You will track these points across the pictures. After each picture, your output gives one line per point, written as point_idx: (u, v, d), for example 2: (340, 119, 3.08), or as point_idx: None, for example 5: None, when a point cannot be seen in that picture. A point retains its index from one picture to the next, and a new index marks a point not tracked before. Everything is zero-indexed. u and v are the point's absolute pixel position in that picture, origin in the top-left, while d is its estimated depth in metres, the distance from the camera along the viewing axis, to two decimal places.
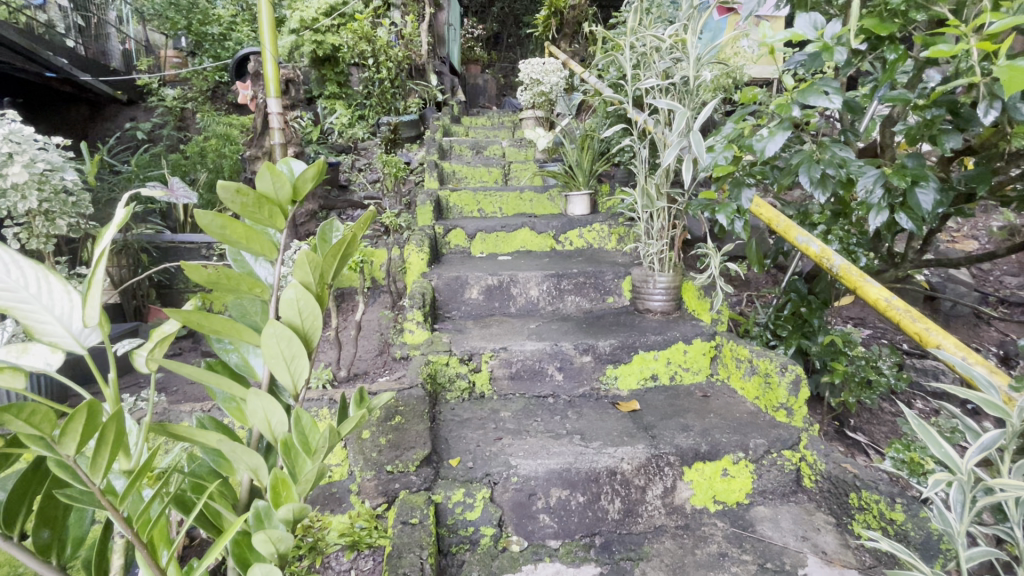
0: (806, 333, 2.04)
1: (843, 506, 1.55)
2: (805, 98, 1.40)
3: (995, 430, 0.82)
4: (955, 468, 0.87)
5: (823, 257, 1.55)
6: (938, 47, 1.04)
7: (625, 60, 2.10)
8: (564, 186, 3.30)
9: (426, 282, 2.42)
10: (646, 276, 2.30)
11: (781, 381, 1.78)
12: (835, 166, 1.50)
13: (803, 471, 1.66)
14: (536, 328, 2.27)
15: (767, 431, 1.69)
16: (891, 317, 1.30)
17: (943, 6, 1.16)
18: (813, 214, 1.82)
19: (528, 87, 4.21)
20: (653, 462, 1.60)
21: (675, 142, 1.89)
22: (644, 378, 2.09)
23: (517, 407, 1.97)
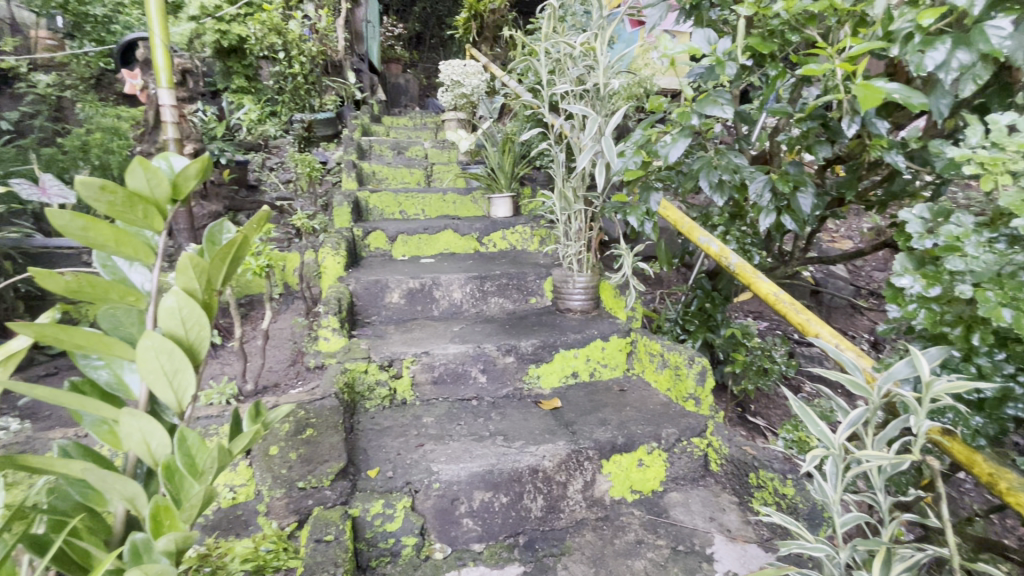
0: (711, 327, 2.19)
1: (744, 486, 1.68)
2: (702, 108, 1.51)
3: (860, 407, 0.92)
4: (828, 444, 0.97)
5: (721, 256, 1.67)
6: (810, 66, 1.15)
7: (540, 66, 2.15)
8: (487, 188, 3.30)
9: (343, 287, 2.32)
10: (566, 276, 2.37)
11: (689, 372, 1.91)
12: (730, 172, 1.63)
13: (710, 456, 1.78)
14: (459, 331, 2.26)
15: (677, 420, 1.79)
16: (779, 310, 1.42)
17: (813, 29, 1.29)
18: (713, 216, 1.97)
19: (448, 87, 4.20)
20: (573, 458, 1.64)
21: (589, 146, 1.96)
22: (565, 375, 2.14)
23: (440, 412, 1.94)
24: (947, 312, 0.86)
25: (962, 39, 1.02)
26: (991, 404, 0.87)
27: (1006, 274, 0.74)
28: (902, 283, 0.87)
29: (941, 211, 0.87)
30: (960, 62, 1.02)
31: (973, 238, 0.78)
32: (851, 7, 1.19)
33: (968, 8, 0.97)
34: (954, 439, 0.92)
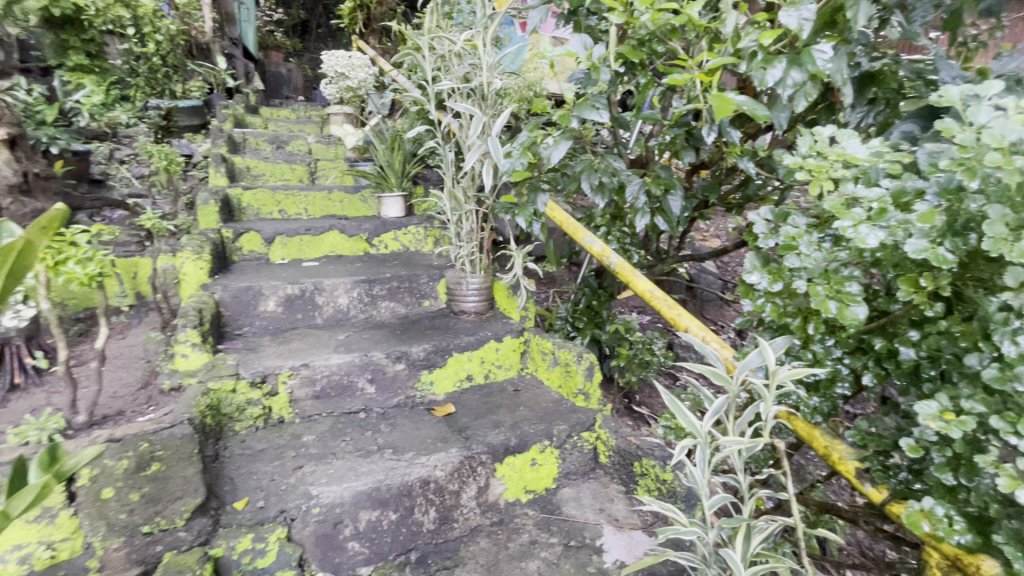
0: (598, 323, 2.28)
1: (629, 474, 1.76)
2: (580, 112, 1.54)
3: (721, 396, 0.99)
4: (695, 432, 1.03)
5: (602, 256, 1.73)
6: (673, 76, 1.22)
7: (424, 61, 2.08)
8: (376, 187, 3.15)
9: (207, 295, 2.07)
10: (458, 278, 2.32)
11: (578, 368, 1.97)
12: (609, 174, 1.69)
13: (599, 449, 1.84)
14: (345, 339, 2.11)
15: (568, 416, 1.84)
16: (655, 306, 1.50)
17: (676, 42, 1.37)
18: (596, 217, 2.04)
19: (332, 79, 3.94)
20: (466, 464, 1.60)
21: (476, 145, 1.95)
22: (459, 380, 2.09)
23: (323, 428, 1.79)
24: (788, 305, 0.94)
25: (794, 59, 1.14)
26: (824, 385, 0.98)
27: (832, 269, 0.82)
28: (752, 280, 0.92)
29: (780, 213, 0.93)
30: (793, 79, 1.14)
31: (806, 237, 0.85)
32: (706, 23, 1.28)
33: (798, 31, 1.09)
34: (794, 418, 1.06)
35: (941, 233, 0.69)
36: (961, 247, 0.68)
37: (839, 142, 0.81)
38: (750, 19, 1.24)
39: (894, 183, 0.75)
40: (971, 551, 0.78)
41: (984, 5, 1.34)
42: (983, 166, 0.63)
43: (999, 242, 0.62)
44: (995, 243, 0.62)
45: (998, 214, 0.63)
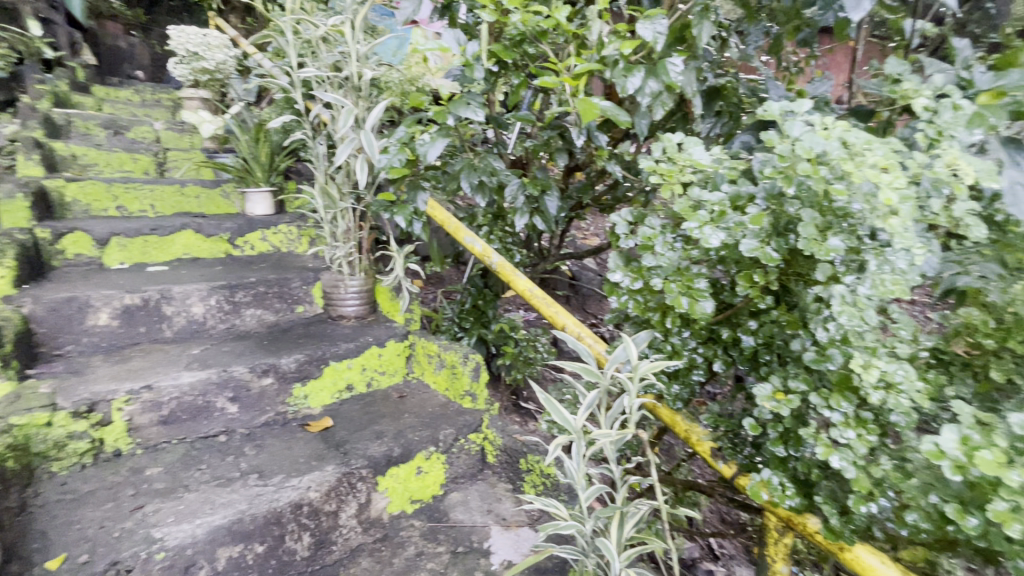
0: (484, 323, 2.28)
1: (516, 471, 1.78)
2: (455, 109, 1.51)
3: (592, 391, 1.02)
4: (570, 427, 1.05)
5: (483, 256, 1.72)
6: (544, 78, 1.24)
7: (287, 45, 1.91)
8: (239, 181, 2.83)
9: (10, 310, 1.69)
10: (335, 281, 2.17)
11: (464, 370, 1.95)
12: (488, 174, 1.68)
13: (486, 449, 1.83)
14: (200, 354, 1.86)
15: (454, 420, 1.81)
16: (534, 304, 1.52)
17: (545, 45, 1.40)
18: (478, 216, 2.03)
19: (182, 59, 3.38)
20: (344, 481, 1.49)
21: (349, 138, 1.83)
22: (337, 391, 1.95)
23: (172, 458, 1.56)
24: (648, 300, 0.99)
25: (651, 69, 1.22)
26: (682, 373, 1.06)
27: (684, 267, 0.88)
28: (615, 279, 0.96)
29: (639, 215, 0.97)
30: (651, 89, 1.22)
31: (661, 238, 0.91)
32: (573, 29, 1.32)
33: (653, 44, 1.16)
34: (659, 406, 1.14)
35: (768, 234, 0.77)
36: (783, 246, 0.77)
37: (686, 148, 0.87)
38: (613, 29, 1.30)
39: (731, 188, 0.83)
40: (799, 512, 0.89)
41: (801, 35, 1.56)
42: (797, 174, 0.71)
43: (811, 242, 0.70)
44: (808, 243, 0.71)
45: (810, 217, 0.71)
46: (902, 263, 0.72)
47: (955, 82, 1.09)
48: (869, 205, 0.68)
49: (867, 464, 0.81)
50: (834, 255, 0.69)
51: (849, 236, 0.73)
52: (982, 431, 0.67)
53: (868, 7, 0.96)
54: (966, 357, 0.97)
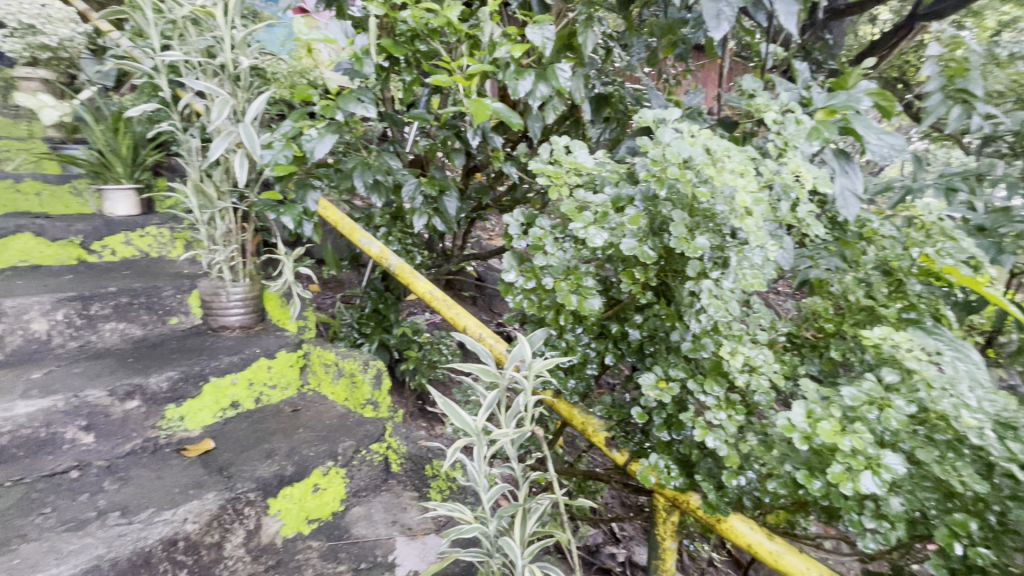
0: (385, 327, 2.20)
1: (421, 479, 1.74)
2: (344, 104, 1.43)
3: (492, 391, 1.01)
4: (470, 429, 1.03)
5: (381, 258, 1.66)
6: (437, 76, 1.21)
7: (147, 24, 1.69)
8: (95, 176, 2.46)
9: None
10: (215, 288, 1.97)
11: (364, 377, 1.87)
12: (383, 173, 1.62)
13: (390, 458, 1.77)
14: (42, 378, 1.59)
15: (354, 431, 1.73)
16: (434, 307, 1.49)
17: (436, 43, 1.39)
18: (375, 217, 1.96)
19: (15, 31, 2.86)
20: (228, 509, 1.36)
21: (225, 132, 1.66)
22: (220, 409, 1.76)
23: (6, 504, 1.30)
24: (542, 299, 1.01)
25: (541, 73, 1.26)
26: (576, 368, 1.10)
27: (573, 266, 0.91)
28: (509, 278, 0.97)
29: (530, 215, 1.00)
30: (541, 92, 1.25)
31: (550, 238, 0.93)
32: (466, 28, 1.31)
33: (542, 48, 1.19)
34: (558, 400, 1.16)
35: (645, 233, 0.82)
36: (659, 245, 0.83)
37: (572, 151, 0.90)
38: (504, 32, 1.31)
39: (613, 190, 0.87)
40: (682, 491, 0.95)
41: (678, 50, 1.69)
42: (667, 177, 0.77)
43: (681, 240, 0.76)
44: (679, 241, 0.76)
45: (680, 217, 0.77)
46: (759, 259, 0.80)
47: (798, 99, 1.25)
48: (730, 206, 0.75)
49: (737, 442, 0.88)
50: (700, 252, 0.75)
51: (714, 235, 0.79)
52: (823, 404, 0.77)
53: (728, 28, 1.05)
54: (814, 339, 1.11)
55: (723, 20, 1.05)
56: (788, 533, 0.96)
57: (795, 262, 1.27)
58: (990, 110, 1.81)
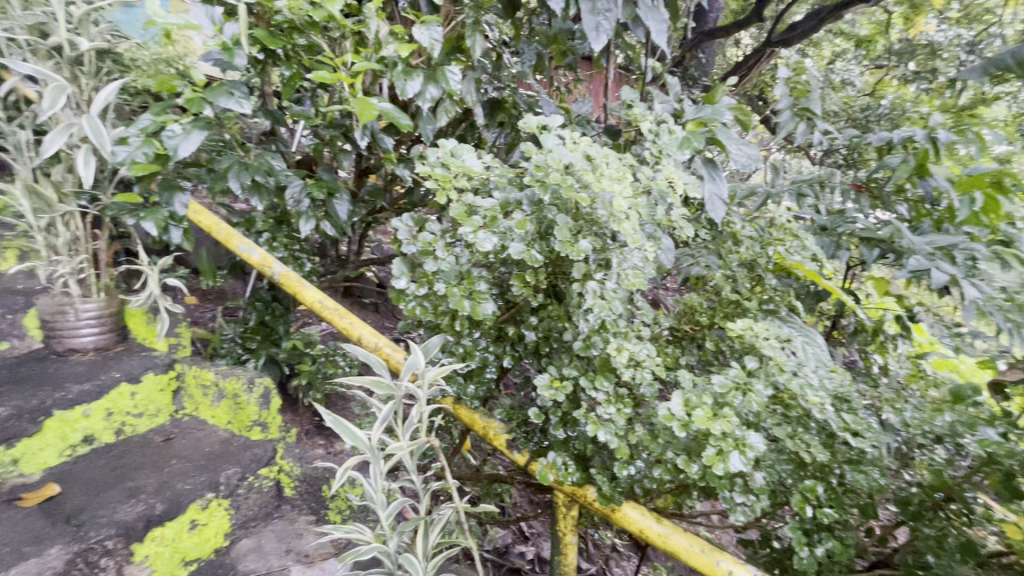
0: (274, 340, 2.04)
1: (319, 501, 1.58)
2: (213, 98, 1.30)
3: (387, 403, 0.95)
4: (366, 445, 0.97)
5: (264, 266, 1.53)
6: (318, 73, 1.14)
7: None
8: None
9: None
10: (60, 305, 1.68)
11: (250, 398, 1.71)
12: (264, 173, 1.50)
13: (282, 482, 1.60)
14: None
15: (239, 457, 1.59)
16: (326, 316, 1.40)
17: (318, 37, 1.31)
18: (257, 221, 1.80)
19: None
20: (78, 563, 1.19)
21: (64, 124, 1.42)
22: (69, 447, 1.49)
23: None
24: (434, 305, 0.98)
25: (430, 75, 1.24)
26: (475, 373, 1.09)
27: (465, 271, 0.91)
28: (399, 285, 0.94)
29: (420, 220, 0.98)
30: (431, 94, 1.23)
31: (441, 243, 0.92)
32: (350, 24, 1.25)
33: (430, 50, 1.17)
34: (460, 405, 1.13)
35: (533, 238, 0.83)
36: (545, 249, 0.85)
37: (460, 155, 0.90)
38: (390, 30, 1.27)
39: (501, 195, 0.88)
40: (580, 486, 0.98)
41: (567, 60, 1.76)
42: (550, 183, 0.79)
43: (566, 244, 0.79)
44: (564, 245, 0.79)
45: (564, 221, 0.80)
46: (637, 259, 0.85)
47: (672, 111, 1.36)
48: (608, 210, 0.79)
49: (626, 433, 0.93)
50: (584, 255, 0.78)
51: (596, 237, 0.83)
52: (697, 393, 0.84)
53: (606, 41, 1.11)
54: (692, 332, 1.19)
55: (602, 33, 1.10)
56: (676, 514, 1.03)
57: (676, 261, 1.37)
58: (826, 126, 2.11)
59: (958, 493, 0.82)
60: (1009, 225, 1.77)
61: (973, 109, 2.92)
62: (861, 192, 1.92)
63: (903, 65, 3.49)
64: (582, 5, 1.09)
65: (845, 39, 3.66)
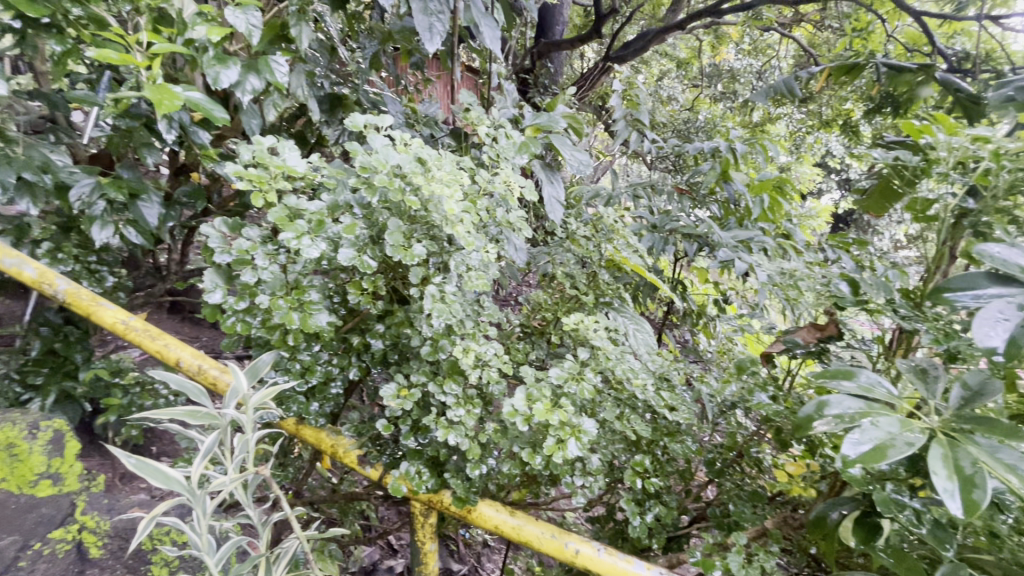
0: (69, 373, 1.67)
1: (139, 559, 1.31)
2: None
3: (210, 433, 0.83)
4: (184, 486, 0.83)
5: (42, 282, 1.24)
6: (103, 51, 0.95)
7: None
8: None
9: None
10: None
11: (34, 445, 1.39)
12: (35, 170, 1.23)
13: (86, 542, 1.31)
14: None
15: (17, 522, 1.24)
16: (132, 339, 1.15)
17: (102, 8, 1.10)
18: (33, 229, 1.46)
19: None
20: None
21: None
22: None
23: None
24: (256, 319, 0.88)
25: (250, 64, 1.11)
26: (318, 390, 0.99)
27: (291, 282, 0.84)
28: (213, 299, 0.83)
29: (236, 225, 0.88)
30: (253, 85, 1.10)
31: (261, 250, 0.83)
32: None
33: (247, 36, 1.04)
34: (305, 425, 1.01)
35: (365, 243, 0.80)
36: (379, 254, 0.82)
37: (279, 154, 0.83)
38: (198, 10, 1.11)
39: (329, 198, 0.83)
40: (435, 492, 0.95)
41: (413, 59, 1.72)
42: (378, 185, 0.77)
43: (398, 248, 0.77)
44: (397, 249, 0.77)
45: (395, 225, 0.78)
46: (475, 261, 0.86)
47: (513, 116, 1.41)
48: (441, 213, 0.79)
49: (476, 433, 0.93)
50: (418, 259, 0.77)
51: (431, 241, 0.83)
52: (537, 386, 0.88)
53: (441, 42, 1.11)
54: (541, 327, 1.25)
55: (435, 34, 1.10)
56: (532, 503, 1.06)
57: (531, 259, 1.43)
58: (654, 135, 2.39)
59: (746, 449, 0.98)
60: (787, 222, 2.18)
61: (764, 126, 3.53)
62: (683, 194, 2.20)
63: (712, 86, 4.10)
64: (413, 3, 1.08)
65: (668, 59, 4.19)
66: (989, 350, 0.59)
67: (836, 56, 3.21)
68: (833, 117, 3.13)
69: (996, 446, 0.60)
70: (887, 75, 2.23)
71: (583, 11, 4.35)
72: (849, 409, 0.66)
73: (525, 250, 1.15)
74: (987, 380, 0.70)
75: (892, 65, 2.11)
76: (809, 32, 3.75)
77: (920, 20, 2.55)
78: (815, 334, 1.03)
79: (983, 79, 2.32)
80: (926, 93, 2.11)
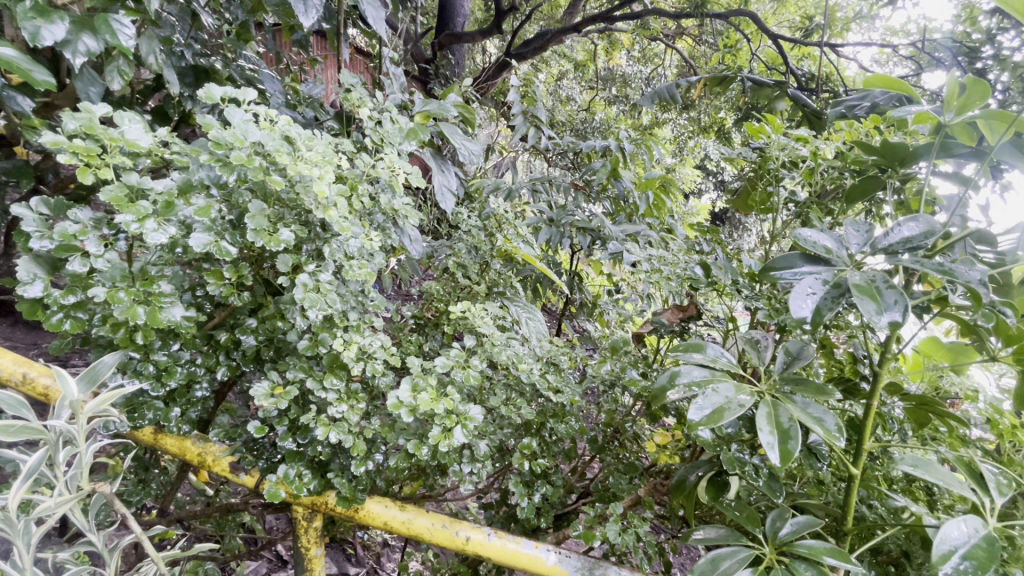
0: None
1: None
2: None
3: (35, 450, 0.69)
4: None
5: None
6: None
7: None
8: None
9: None
10: None
11: None
12: None
13: None
14: None
15: None
16: None
17: None
18: None
19: None
20: None
21: None
22: None
23: None
24: (91, 316, 0.77)
25: (84, 22, 0.95)
26: (179, 394, 0.87)
27: (135, 270, 0.74)
28: (31, 293, 0.71)
29: (60, 207, 0.75)
30: (87, 47, 0.94)
31: (93, 235, 0.71)
32: None
33: None
34: (164, 433, 0.90)
35: (222, 228, 0.74)
36: (240, 239, 0.76)
37: (113, 124, 0.72)
38: None
39: (179, 177, 0.74)
40: (317, 494, 0.88)
41: (294, 34, 1.59)
42: (236, 163, 0.71)
43: (261, 233, 0.71)
44: (259, 234, 0.71)
45: (257, 208, 0.72)
46: (352, 248, 0.82)
47: (401, 102, 1.36)
48: (312, 196, 0.75)
49: (361, 430, 0.88)
50: (285, 244, 0.72)
51: (299, 225, 0.78)
52: (423, 376, 0.86)
53: (316, 17, 1.04)
54: (434, 319, 1.23)
55: (311, 8, 1.03)
56: (428, 496, 1.05)
57: (430, 250, 1.40)
58: (551, 133, 2.44)
59: (622, 426, 1.06)
60: (670, 217, 2.36)
61: (652, 129, 3.78)
62: (578, 190, 2.28)
63: (607, 89, 4.31)
64: None
65: (567, 60, 4.32)
66: (800, 319, 0.66)
67: (711, 68, 3.52)
68: (709, 124, 3.45)
69: (808, 403, 0.70)
70: (751, 88, 2.49)
71: (484, 5, 4.35)
72: (697, 378, 0.73)
73: (419, 241, 1.12)
74: (805, 346, 0.82)
75: (754, 79, 2.35)
76: (689, 45, 4.08)
77: (777, 42, 2.88)
78: (678, 314, 1.16)
79: (823, 98, 2.68)
80: (780, 107, 2.38)
